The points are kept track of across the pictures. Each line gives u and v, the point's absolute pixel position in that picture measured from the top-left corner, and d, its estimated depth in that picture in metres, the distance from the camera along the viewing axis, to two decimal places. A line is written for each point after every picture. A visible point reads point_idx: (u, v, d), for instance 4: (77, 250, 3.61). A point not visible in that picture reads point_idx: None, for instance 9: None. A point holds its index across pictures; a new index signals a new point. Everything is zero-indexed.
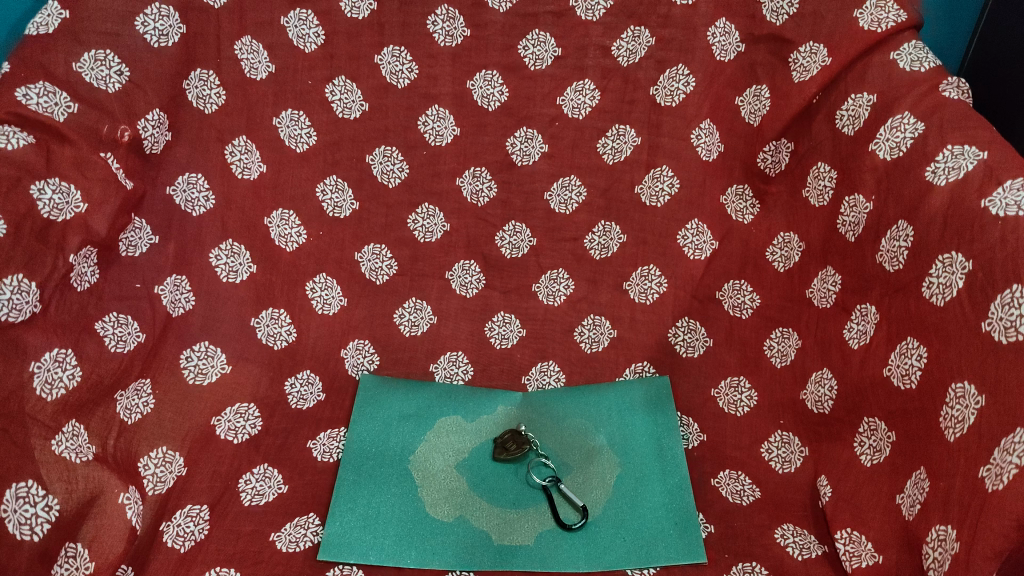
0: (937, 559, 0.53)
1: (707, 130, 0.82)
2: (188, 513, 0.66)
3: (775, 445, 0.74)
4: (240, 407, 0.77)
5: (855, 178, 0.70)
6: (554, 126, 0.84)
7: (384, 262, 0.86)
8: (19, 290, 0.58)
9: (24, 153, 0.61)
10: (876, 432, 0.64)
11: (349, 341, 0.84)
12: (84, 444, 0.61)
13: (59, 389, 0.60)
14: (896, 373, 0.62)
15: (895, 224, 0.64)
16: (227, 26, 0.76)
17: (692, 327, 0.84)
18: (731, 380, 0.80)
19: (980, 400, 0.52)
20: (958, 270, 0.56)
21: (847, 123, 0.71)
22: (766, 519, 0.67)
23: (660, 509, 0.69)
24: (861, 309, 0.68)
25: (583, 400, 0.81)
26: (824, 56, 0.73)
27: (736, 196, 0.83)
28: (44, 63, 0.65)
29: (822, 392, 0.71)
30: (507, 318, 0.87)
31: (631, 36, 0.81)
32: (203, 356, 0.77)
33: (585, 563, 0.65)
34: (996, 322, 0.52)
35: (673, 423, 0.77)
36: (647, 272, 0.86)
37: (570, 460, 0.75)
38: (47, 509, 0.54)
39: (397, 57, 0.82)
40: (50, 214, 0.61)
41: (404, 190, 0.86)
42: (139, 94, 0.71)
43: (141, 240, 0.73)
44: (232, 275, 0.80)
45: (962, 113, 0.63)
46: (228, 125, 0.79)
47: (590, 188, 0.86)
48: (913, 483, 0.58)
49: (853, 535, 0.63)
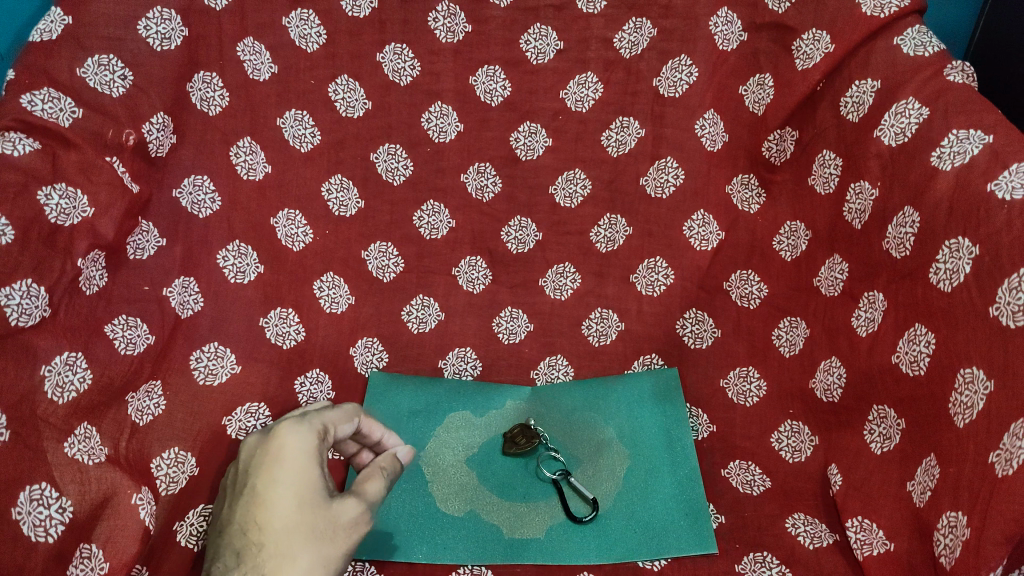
0: (948, 545, 0.54)
1: (710, 120, 0.82)
2: (201, 511, 0.68)
3: (785, 434, 0.73)
4: (250, 407, 0.76)
5: (861, 165, 0.69)
6: (557, 120, 0.85)
7: (391, 260, 0.86)
8: (28, 295, 0.59)
9: (29, 159, 0.61)
10: (885, 419, 0.64)
11: (358, 339, 0.84)
12: (97, 446, 0.62)
13: (70, 392, 0.61)
14: (905, 360, 0.62)
15: (901, 210, 0.64)
16: (229, 28, 0.76)
17: (699, 318, 0.83)
18: (740, 371, 0.79)
19: (989, 385, 0.52)
20: (965, 255, 0.56)
21: (851, 109, 0.70)
22: (777, 509, 0.68)
23: (671, 500, 0.71)
24: (869, 296, 0.67)
25: (592, 393, 0.81)
26: (827, 43, 0.72)
27: (741, 186, 0.83)
28: (47, 69, 0.65)
29: (831, 380, 0.71)
30: (514, 313, 0.86)
31: (633, 28, 0.81)
32: (213, 356, 0.76)
33: (596, 555, 0.67)
34: (1003, 306, 0.52)
35: (683, 415, 0.77)
36: (653, 264, 0.85)
37: (580, 453, 0.76)
38: (61, 510, 0.56)
39: (398, 54, 0.82)
40: (57, 219, 0.62)
41: (409, 187, 0.86)
42: (143, 98, 0.70)
43: (148, 243, 0.72)
44: (239, 276, 0.79)
45: (967, 97, 0.62)
46: (232, 127, 0.78)
47: (595, 181, 0.86)
48: (924, 470, 0.58)
49: (864, 523, 0.63)
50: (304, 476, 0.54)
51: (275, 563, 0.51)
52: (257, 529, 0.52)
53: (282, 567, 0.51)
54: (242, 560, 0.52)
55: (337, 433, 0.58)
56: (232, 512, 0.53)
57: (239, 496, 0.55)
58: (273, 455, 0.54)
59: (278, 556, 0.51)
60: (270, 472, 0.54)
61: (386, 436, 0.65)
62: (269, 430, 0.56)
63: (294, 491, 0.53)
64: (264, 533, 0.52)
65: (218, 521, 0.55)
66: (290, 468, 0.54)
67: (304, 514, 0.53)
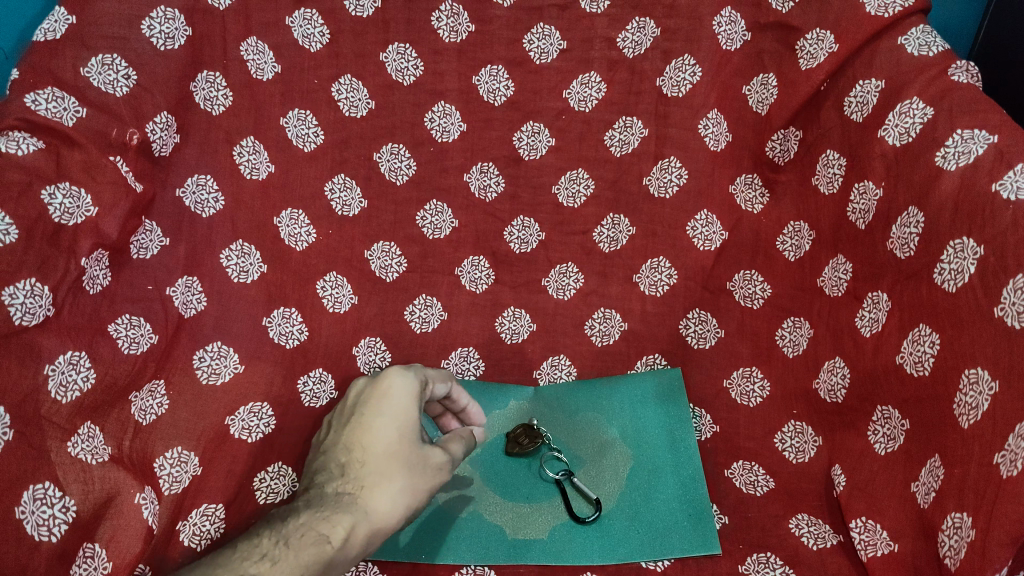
0: (952, 546, 0.54)
1: (714, 120, 0.82)
2: (204, 511, 0.68)
3: (789, 434, 0.73)
4: (254, 406, 0.76)
5: (865, 165, 0.69)
6: (560, 120, 0.85)
7: (394, 260, 0.86)
8: (32, 294, 0.59)
9: (32, 159, 0.61)
10: (889, 420, 0.63)
11: (361, 338, 0.83)
12: (101, 445, 0.63)
13: (73, 392, 0.61)
14: (909, 361, 0.61)
15: (905, 211, 0.63)
16: (233, 28, 0.76)
17: (702, 318, 0.83)
18: (743, 371, 0.79)
19: (994, 385, 0.52)
20: (970, 255, 0.56)
21: (855, 109, 0.70)
22: (781, 509, 0.68)
23: (673, 501, 0.71)
24: (873, 297, 0.67)
25: (595, 393, 0.80)
26: (831, 43, 0.72)
27: (745, 185, 0.82)
28: (52, 69, 0.65)
29: (835, 381, 0.71)
30: (517, 313, 0.86)
31: (637, 27, 0.80)
32: (216, 356, 0.76)
33: (599, 556, 0.67)
34: (1009, 307, 0.52)
35: (686, 415, 0.77)
36: (657, 264, 0.85)
37: (583, 453, 0.76)
38: (64, 510, 0.57)
39: (402, 54, 0.82)
40: (61, 219, 0.62)
41: (412, 187, 0.86)
42: (147, 97, 0.70)
43: (152, 243, 0.72)
44: (242, 275, 0.79)
45: (972, 97, 0.62)
46: (236, 126, 0.78)
47: (597, 181, 0.86)
48: (929, 471, 0.58)
49: (868, 524, 0.63)
50: (405, 415, 0.56)
51: (374, 479, 0.54)
52: (361, 452, 0.55)
53: (379, 485, 0.54)
54: (343, 472, 0.55)
55: (435, 388, 0.62)
56: (340, 432, 0.57)
57: (348, 420, 0.58)
58: (382, 391, 0.58)
59: (377, 474, 0.54)
60: (378, 405, 0.57)
61: (469, 405, 0.69)
62: (379, 372, 0.59)
63: (398, 423, 0.56)
64: (367, 451, 0.55)
65: (325, 440, 0.60)
66: (397, 403, 0.57)
67: (402, 443, 0.55)
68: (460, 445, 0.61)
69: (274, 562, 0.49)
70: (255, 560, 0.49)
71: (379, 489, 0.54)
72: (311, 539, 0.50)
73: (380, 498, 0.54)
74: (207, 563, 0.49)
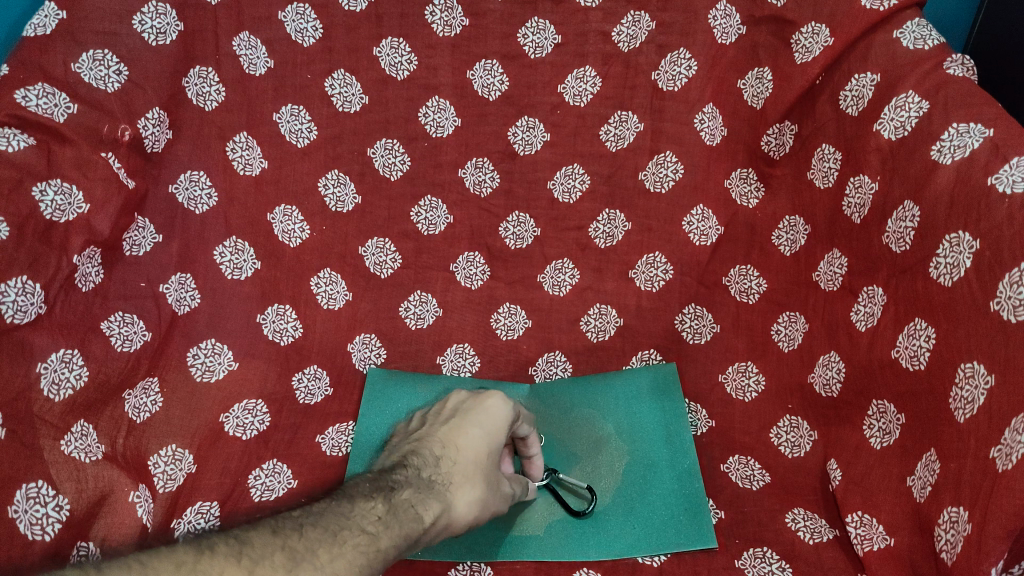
0: (949, 540, 0.54)
1: (709, 114, 0.81)
2: (198, 509, 0.68)
3: (784, 429, 0.73)
4: (248, 403, 0.76)
5: (860, 159, 0.69)
6: (555, 115, 0.84)
7: (388, 256, 0.86)
8: (23, 292, 0.59)
9: (24, 155, 0.61)
10: (885, 414, 0.63)
11: (356, 335, 0.83)
12: (94, 443, 0.62)
13: (66, 389, 0.61)
14: (905, 355, 0.61)
15: (901, 204, 0.63)
16: (225, 21, 0.75)
17: (698, 313, 0.83)
18: (739, 366, 0.79)
19: (989, 379, 0.52)
20: (966, 249, 0.56)
21: (851, 103, 0.70)
22: (777, 504, 0.68)
23: (669, 496, 0.71)
24: (869, 291, 0.67)
25: (590, 389, 0.80)
26: (826, 36, 0.71)
27: (740, 180, 0.82)
28: (42, 64, 0.64)
29: (830, 375, 0.70)
30: (512, 308, 0.86)
31: (631, 21, 0.80)
32: (210, 353, 0.76)
33: (596, 551, 0.67)
34: (1004, 300, 0.52)
35: (681, 410, 0.77)
36: (653, 260, 0.85)
37: (579, 449, 0.76)
38: (57, 509, 0.56)
39: (395, 49, 0.81)
40: (53, 216, 0.62)
41: (406, 182, 0.85)
42: (139, 93, 0.70)
43: (145, 239, 0.72)
44: (236, 272, 0.79)
45: (967, 90, 0.61)
46: (229, 122, 0.78)
47: (593, 176, 0.86)
48: (925, 465, 0.58)
49: (864, 518, 0.63)
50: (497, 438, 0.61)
51: (461, 480, 0.57)
52: (456, 452, 0.59)
53: (463, 487, 0.57)
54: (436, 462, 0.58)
55: (524, 427, 0.65)
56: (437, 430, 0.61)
57: (442, 425, 0.63)
58: (482, 410, 0.63)
59: (464, 477, 0.57)
60: (479, 418, 0.62)
61: (536, 456, 0.68)
62: (483, 395, 0.64)
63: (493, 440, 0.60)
64: (460, 453, 0.59)
65: (413, 438, 0.62)
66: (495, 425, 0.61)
67: (489, 456, 0.60)
68: (515, 486, 0.64)
69: (387, 526, 0.50)
70: (372, 519, 0.50)
71: (463, 491, 0.56)
72: (413, 515, 0.52)
73: (462, 498, 0.56)
74: (325, 513, 0.49)
